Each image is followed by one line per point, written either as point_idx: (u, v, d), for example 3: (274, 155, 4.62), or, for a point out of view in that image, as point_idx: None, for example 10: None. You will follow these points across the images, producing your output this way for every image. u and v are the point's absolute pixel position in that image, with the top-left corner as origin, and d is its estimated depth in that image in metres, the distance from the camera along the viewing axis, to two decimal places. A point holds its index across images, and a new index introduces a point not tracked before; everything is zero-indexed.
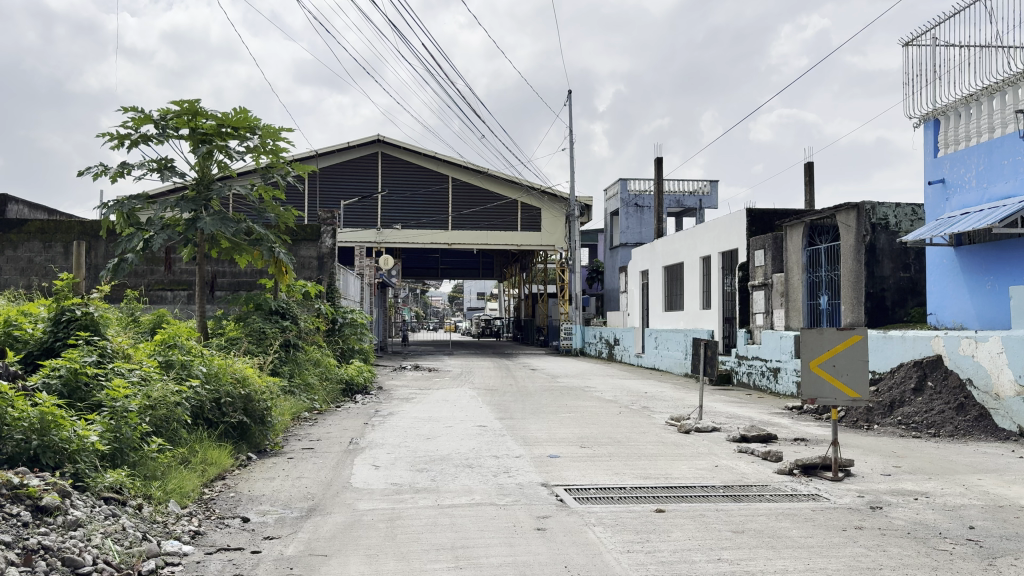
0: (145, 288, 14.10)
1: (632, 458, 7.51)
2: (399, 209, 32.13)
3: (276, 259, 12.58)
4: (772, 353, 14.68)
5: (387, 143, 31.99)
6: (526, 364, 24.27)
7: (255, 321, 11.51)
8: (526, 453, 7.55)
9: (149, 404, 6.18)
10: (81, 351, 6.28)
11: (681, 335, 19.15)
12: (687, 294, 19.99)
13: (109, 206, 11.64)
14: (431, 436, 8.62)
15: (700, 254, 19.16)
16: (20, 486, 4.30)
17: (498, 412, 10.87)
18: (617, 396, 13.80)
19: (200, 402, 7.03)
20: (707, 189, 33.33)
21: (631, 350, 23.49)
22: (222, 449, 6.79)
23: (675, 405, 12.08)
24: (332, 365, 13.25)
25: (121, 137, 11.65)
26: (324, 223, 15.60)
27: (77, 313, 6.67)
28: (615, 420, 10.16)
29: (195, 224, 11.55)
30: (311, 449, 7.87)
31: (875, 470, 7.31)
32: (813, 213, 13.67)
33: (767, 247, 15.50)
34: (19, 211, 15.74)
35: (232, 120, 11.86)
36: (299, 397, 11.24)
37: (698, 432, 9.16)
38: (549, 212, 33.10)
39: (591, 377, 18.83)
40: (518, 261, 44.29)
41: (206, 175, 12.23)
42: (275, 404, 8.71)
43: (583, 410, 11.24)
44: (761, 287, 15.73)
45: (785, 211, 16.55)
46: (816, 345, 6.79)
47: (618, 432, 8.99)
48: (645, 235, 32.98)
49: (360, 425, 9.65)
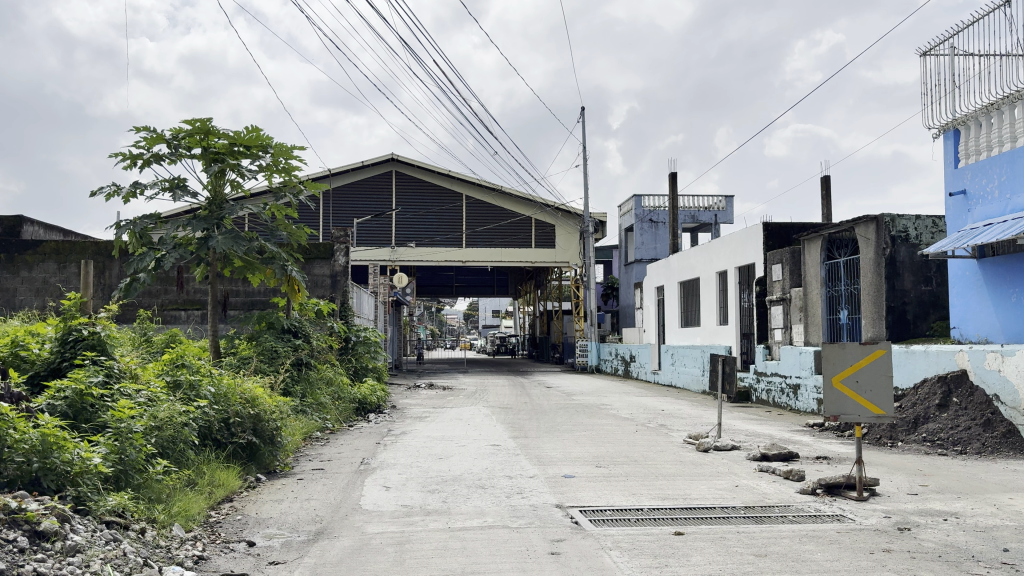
0: (158, 308, 14.08)
1: (649, 477, 7.31)
2: (413, 227, 32.14)
3: (288, 278, 12.52)
4: (791, 369, 14.44)
5: (401, 162, 32.08)
6: (541, 381, 24.05)
7: (267, 339, 11.44)
8: (541, 473, 7.37)
9: (155, 425, 6.06)
10: (87, 371, 6.19)
11: (698, 352, 18.91)
12: (703, 310, 19.76)
13: (122, 225, 11.63)
14: (444, 456, 8.47)
15: (716, 269, 18.95)
16: (18, 510, 4.19)
17: (512, 431, 10.68)
18: (632, 413, 13.60)
19: (209, 422, 6.91)
20: (723, 205, 33.09)
21: (648, 367, 23.22)
22: (230, 471, 6.67)
23: (693, 422, 11.85)
24: (345, 384, 13.13)
25: (134, 156, 11.68)
26: (337, 242, 15.56)
27: (85, 332, 6.60)
28: (632, 438, 9.96)
29: (208, 242, 11.54)
30: (322, 470, 7.73)
31: (901, 489, 7.06)
32: (831, 226, 13.46)
33: (785, 261, 15.27)
34: (34, 232, 15.78)
35: (244, 138, 11.85)
36: (311, 417, 11.12)
37: (717, 451, 8.94)
38: (563, 229, 33.02)
39: (607, 394, 18.60)
40: (533, 278, 44.15)
41: (218, 195, 12.20)
42: (285, 424, 8.59)
43: (599, 429, 11.04)
44: (779, 302, 15.49)
45: (802, 225, 16.34)
46: (838, 360, 6.58)
47: (635, 451, 8.79)
48: (660, 251, 32.78)
49: (372, 445, 9.50)
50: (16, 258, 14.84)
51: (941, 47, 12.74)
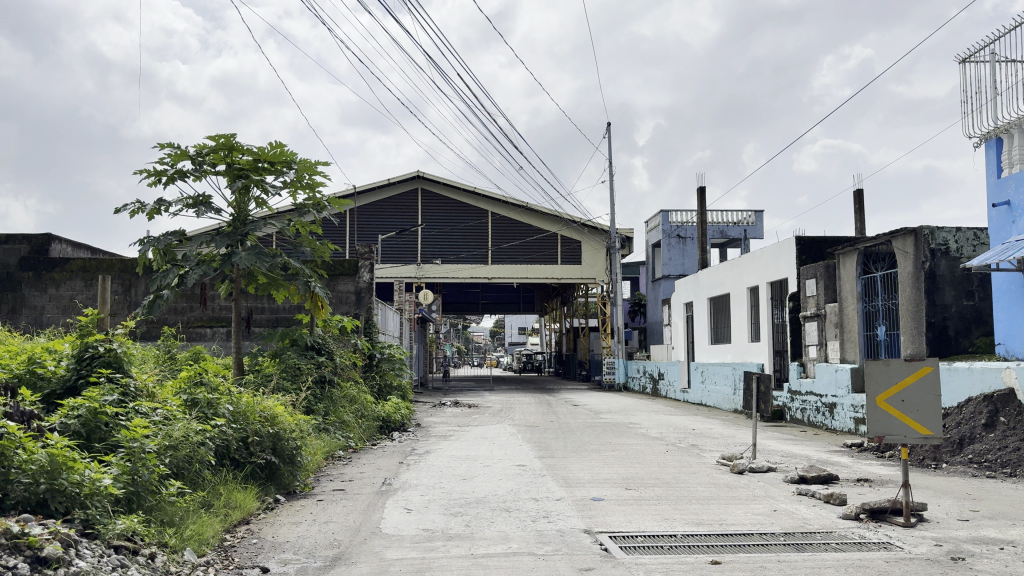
0: (183, 325, 14.02)
1: (682, 501, 6.99)
2: (439, 244, 32.06)
3: (312, 294, 12.38)
4: (827, 388, 14.11)
5: (427, 179, 32.10)
6: (568, 399, 23.69)
7: (290, 356, 11.29)
8: (567, 496, 7.08)
9: (170, 445, 5.87)
10: (102, 389, 6.04)
11: (729, 369, 18.49)
12: (734, 326, 19.33)
13: (146, 242, 11.59)
14: (467, 477, 8.21)
15: (747, 284, 18.54)
16: (20, 535, 4.00)
17: (539, 451, 10.39)
18: (662, 432, 13.24)
19: (226, 441, 6.71)
20: (752, 219, 32.61)
21: (677, 385, 22.81)
22: (247, 491, 6.46)
23: (725, 442, 11.48)
24: (368, 402, 12.92)
25: (158, 173, 11.66)
26: (362, 258, 15.43)
27: (101, 349, 6.48)
28: (663, 459, 9.62)
29: (231, 258, 11.45)
30: (343, 491, 7.50)
31: (951, 515, 6.66)
32: (867, 239, 13.05)
33: (819, 275, 14.86)
34: (63, 250, 15.77)
35: (268, 154, 11.78)
36: (334, 435, 10.92)
37: (753, 472, 8.61)
38: (589, 245, 32.75)
39: (635, 412, 18.22)
40: (559, 295, 43.88)
41: (243, 211, 12.12)
42: (306, 443, 8.39)
43: (628, 449, 10.71)
44: (813, 318, 15.07)
45: (837, 239, 15.92)
46: (882, 378, 6.24)
47: (666, 473, 8.47)
48: (689, 267, 32.33)
49: (395, 465, 9.26)
50: (44, 275, 14.93)
51: (981, 53, 12.35)
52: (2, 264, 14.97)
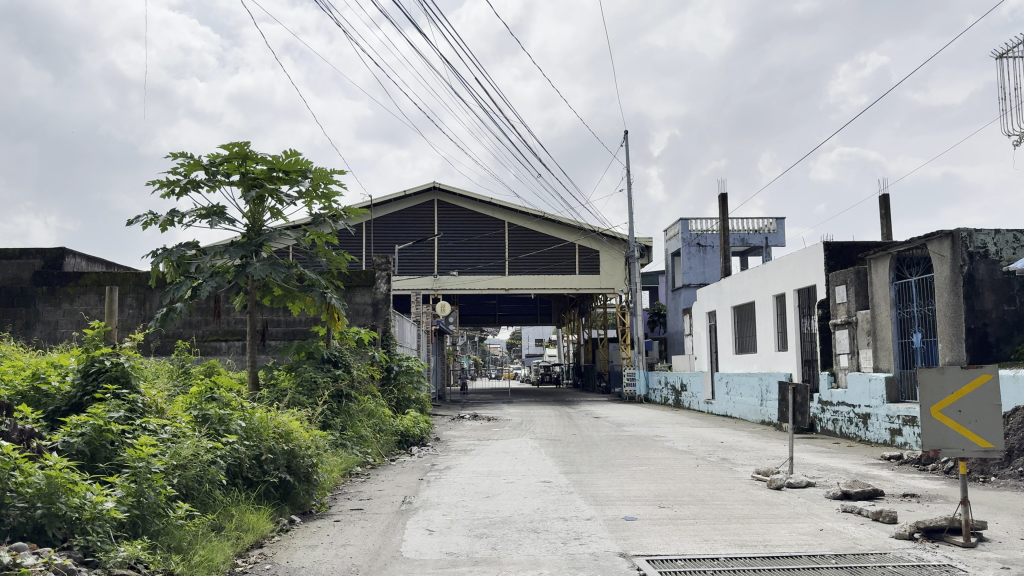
0: (198, 339, 13.76)
1: (721, 520, 6.58)
2: (455, 255, 31.79)
3: (328, 305, 12.08)
4: (861, 398, 13.67)
5: (443, 190, 31.89)
6: (589, 412, 23.22)
7: (307, 369, 10.98)
8: (598, 515, 6.68)
9: (178, 464, 5.52)
10: (107, 406, 5.73)
11: (756, 380, 18.02)
12: (760, 336, 18.85)
13: (159, 254, 11.36)
14: (491, 494, 7.84)
15: (773, 292, 18.07)
16: (11, 565, 3.67)
17: (563, 466, 9.99)
18: (690, 445, 12.81)
19: (238, 459, 6.37)
20: (773, 227, 32.12)
21: (701, 396, 22.32)
22: (260, 513, 6.11)
23: (757, 456, 11.03)
24: (386, 416, 12.58)
25: (171, 183, 11.45)
26: (379, 269, 15.12)
27: (107, 363, 6.18)
28: (694, 475, 9.20)
29: (245, 270, 11.19)
30: (362, 510, 7.14)
31: (1012, 534, 6.19)
32: (900, 243, 12.60)
33: (850, 281, 14.40)
34: (77, 264, 15.58)
35: (283, 163, 11.52)
36: (351, 451, 10.57)
37: (791, 488, 8.21)
38: (607, 254, 32.35)
39: (659, 425, 17.76)
40: (577, 306, 43.49)
41: (257, 221, 11.86)
42: (322, 459, 8.03)
43: (657, 463, 10.30)
44: (844, 326, 14.59)
45: (867, 244, 15.45)
46: (937, 386, 5.82)
47: (700, 489, 8.05)
48: (709, 276, 31.83)
49: (415, 482, 8.90)
50: (58, 290, 14.77)
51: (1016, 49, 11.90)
52: (16, 279, 14.79)
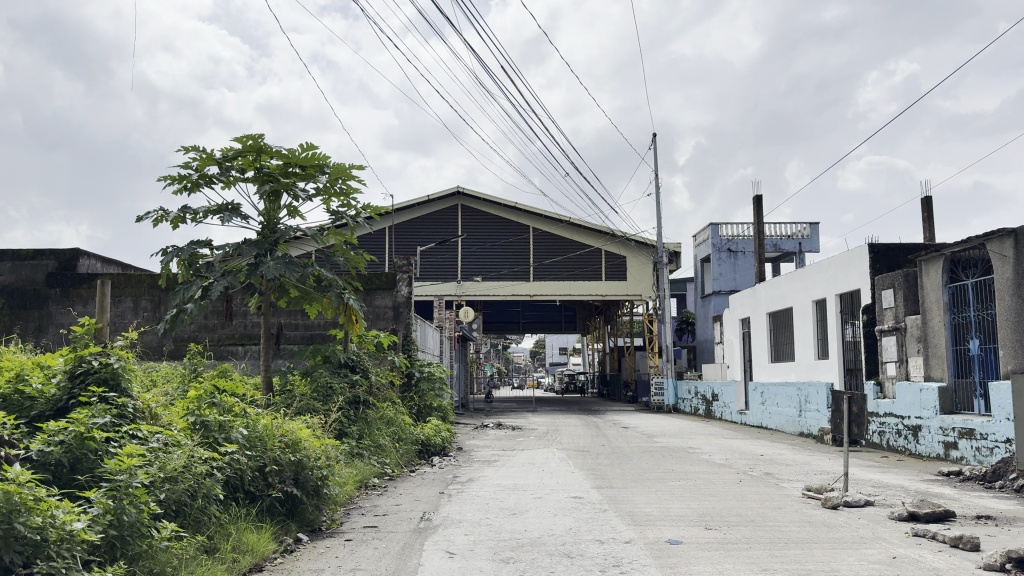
0: (213, 343, 13.26)
1: (778, 546, 5.86)
2: (479, 260, 31.21)
3: (345, 306, 11.48)
4: (911, 409, 12.82)
5: (467, 195, 31.36)
6: (616, 421, 22.37)
7: (322, 374, 10.37)
8: (638, 537, 5.97)
9: (168, 477, 4.90)
10: (91, 411, 5.13)
11: (794, 390, 17.20)
12: (798, 344, 18.00)
13: (169, 252, 10.83)
14: (517, 511, 7.15)
15: (812, 297, 17.21)
16: None
17: (595, 480, 9.29)
18: (728, 459, 12.02)
19: (239, 472, 5.74)
20: (807, 232, 31.18)
21: (733, 407, 21.48)
22: (262, 532, 5.48)
23: (804, 471, 10.25)
24: (406, 424, 11.93)
25: (183, 178, 10.92)
26: (400, 271, 14.49)
27: (95, 363, 5.59)
28: (739, 492, 8.46)
29: (259, 268, 10.58)
30: (375, 528, 6.48)
31: None
32: (955, 244, 11.76)
33: (898, 285, 13.57)
34: (91, 265, 15.19)
35: (299, 157, 10.91)
36: (368, 461, 9.92)
37: (848, 507, 7.45)
38: (635, 260, 31.54)
39: (692, 436, 16.98)
40: (603, 313, 42.69)
41: (273, 219, 11.27)
42: (335, 471, 7.38)
43: (696, 478, 9.55)
44: (891, 332, 13.73)
45: (915, 246, 14.57)
46: None
47: (749, 509, 7.33)
48: (740, 282, 30.92)
49: (434, 495, 8.24)
50: (72, 292, 14.35)
51: None
52: (29, 280, 14.40)
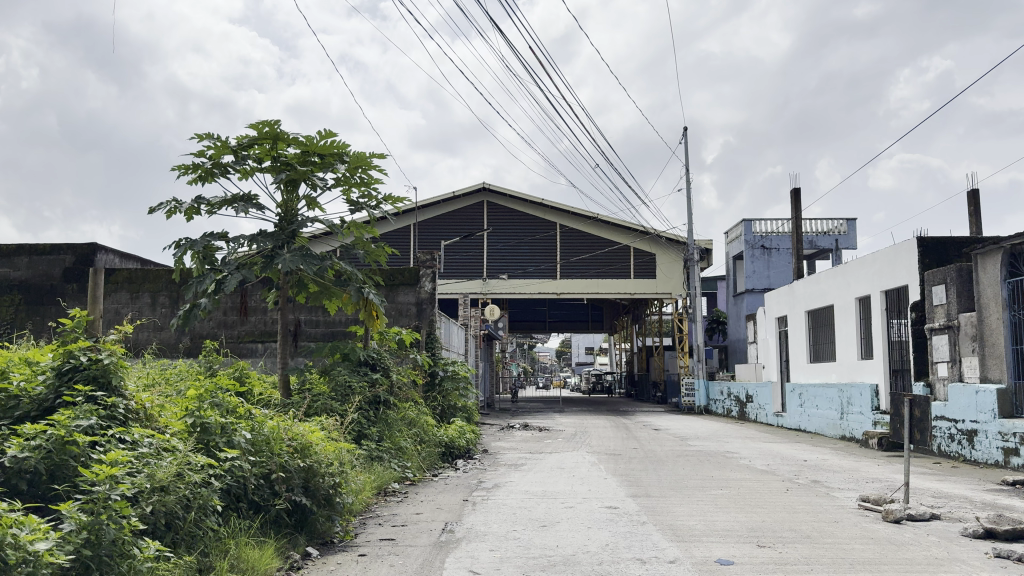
0: (232, 340, 12.81)
1: (843, 568, 5.18)
2: (506, 258, 30.63)
3: (366, 302, 10.92)
4: (965, 413, 11.98)
5: (493, 191, 30.84)
6: (647, 423, 21.61)
7: (341, 373, 9.84)
8: (684, 557, 5.34)
9: (157, 487, 4.37)
10: (75, 411, 4.61)
11: (835, 392, 16.39)
12: (840, 343, 17.17)
13: (183, 245, 10.31)
14: (548, 523, 6.54)
15: (855, 295, 16.39)
16: None
17: (632, 487, 8.65)
18: (770, 465, 11.32)
19: (242, 479, 5.19)
20: (844, 228, 30.20)
21: (769, 409, 20.71)
22: (264, 547, 4.94)
23: (854, 480, 9.54)
24: (429, 426, 11.37)
25: (196, 167, 10.40)
26: (423, 266, 13.94)
27: (84, 360, 5.08)
28: (788, 503, 7.79)
29: (274, 261, 10.03)
30: (392, 541, 5.90)
31: None
32: (1014, 235, 10.96)
33: (949, 281, 12.70)
34: (109, 260, 14.80)
35: (317, 145, 10.32)
36: (388, 465, 9.36)
37: (912, 522, 6.74)
38: (664, 257, 30.75)
39: (729, 438, 16.26)
40: (631, 312, 41.93)
41: (290, 210, 10.72)
42: (349, 477, 6.81)
43: (738, 487, 8.86)
44: (943, 331, 12.91)
45: (967, 239, 13.71)
46: None
47: (803, 524, 6.66)
48: (774, 280, 30.02)
49: (458, 503, 7.67)
50: None
51: None
52: (46, 276, 14.06)
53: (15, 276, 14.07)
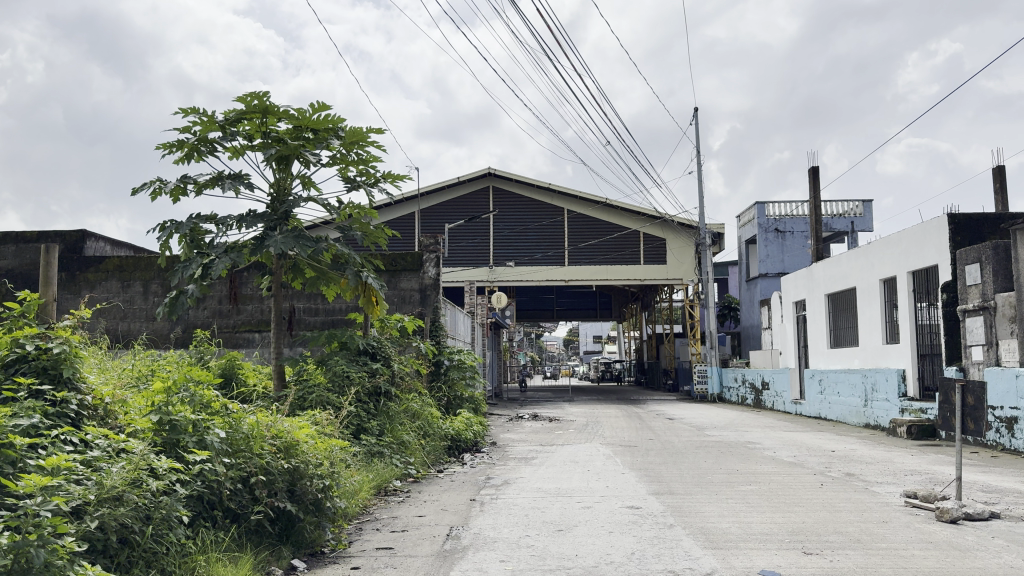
0: (227, 331, 12.20)
1: None
2: (512, 245, 29.90)
3: (365, 286, 10.19)
4: (1004, 399, 11.19)
5: (499, 176, 30.10)
6: (659, 412, 20.90)
7: (339, 362, 9.09)
8: (722, 568, 4.67)
9: (109, 499, 3.71)
10: (15, 409, 3.97)
11: (859, 377, 15.68)
12: (863, 327, 16.45)
13: (169, 229, 9.64)
14: (564, 527, 5.87)
15: (880, 276, 15.64)
16: None
17: (652, 483, 7.98)
18: (797, 456, 10.65)
19: (214, 485, 4.53)
20: (860, 210, 29.37)
21: (786, 396, 20.01)
22: (240, 562, 4.27)
23: (893, 472, 8.83)
24: (434, 418, 10.71)
25: (183, 145, 9.73)
26: (427, 251, 13.24)
27: (31, 350, 4.43)
28: (826, 500, 7.12)
29: (264, 243, 9.30)
30: (391, 551, 5.22)
31: None
32: None
33: (985, 260, 11.97)
34: (101, 249, 13.77)
35: (310, 119, 9.58)
36: (389, 461, 8.69)
37: (969, 523, 6.01)
38: (675, 242, 29.96)
39: (748, 427, 15.56)
40: (641, 299, 41.19)
41: (283, 189, 10.01)
42: (343, 478, 6.13)
43: (769, 482, 8.15)
44: (977, 313, 12.18)
45: (1001, 215, 12.96)
46: None
47: (850, 526, 5.97)
48: (789, 264, 29.22)
49: (465, 503, 7.01)
50: (78, 276, 12.95)
51: None
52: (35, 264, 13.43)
53: (2, 266, 13.43)
